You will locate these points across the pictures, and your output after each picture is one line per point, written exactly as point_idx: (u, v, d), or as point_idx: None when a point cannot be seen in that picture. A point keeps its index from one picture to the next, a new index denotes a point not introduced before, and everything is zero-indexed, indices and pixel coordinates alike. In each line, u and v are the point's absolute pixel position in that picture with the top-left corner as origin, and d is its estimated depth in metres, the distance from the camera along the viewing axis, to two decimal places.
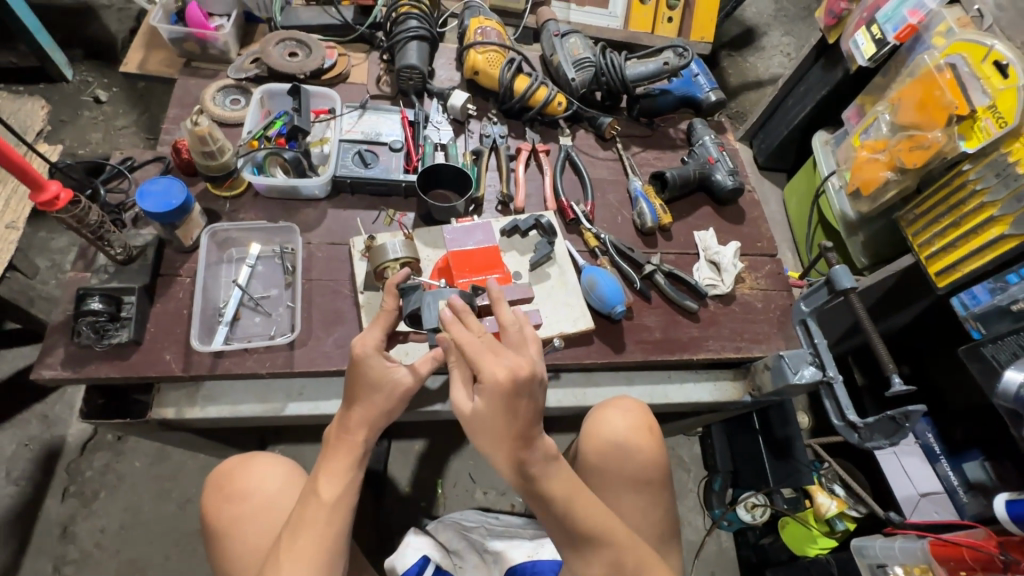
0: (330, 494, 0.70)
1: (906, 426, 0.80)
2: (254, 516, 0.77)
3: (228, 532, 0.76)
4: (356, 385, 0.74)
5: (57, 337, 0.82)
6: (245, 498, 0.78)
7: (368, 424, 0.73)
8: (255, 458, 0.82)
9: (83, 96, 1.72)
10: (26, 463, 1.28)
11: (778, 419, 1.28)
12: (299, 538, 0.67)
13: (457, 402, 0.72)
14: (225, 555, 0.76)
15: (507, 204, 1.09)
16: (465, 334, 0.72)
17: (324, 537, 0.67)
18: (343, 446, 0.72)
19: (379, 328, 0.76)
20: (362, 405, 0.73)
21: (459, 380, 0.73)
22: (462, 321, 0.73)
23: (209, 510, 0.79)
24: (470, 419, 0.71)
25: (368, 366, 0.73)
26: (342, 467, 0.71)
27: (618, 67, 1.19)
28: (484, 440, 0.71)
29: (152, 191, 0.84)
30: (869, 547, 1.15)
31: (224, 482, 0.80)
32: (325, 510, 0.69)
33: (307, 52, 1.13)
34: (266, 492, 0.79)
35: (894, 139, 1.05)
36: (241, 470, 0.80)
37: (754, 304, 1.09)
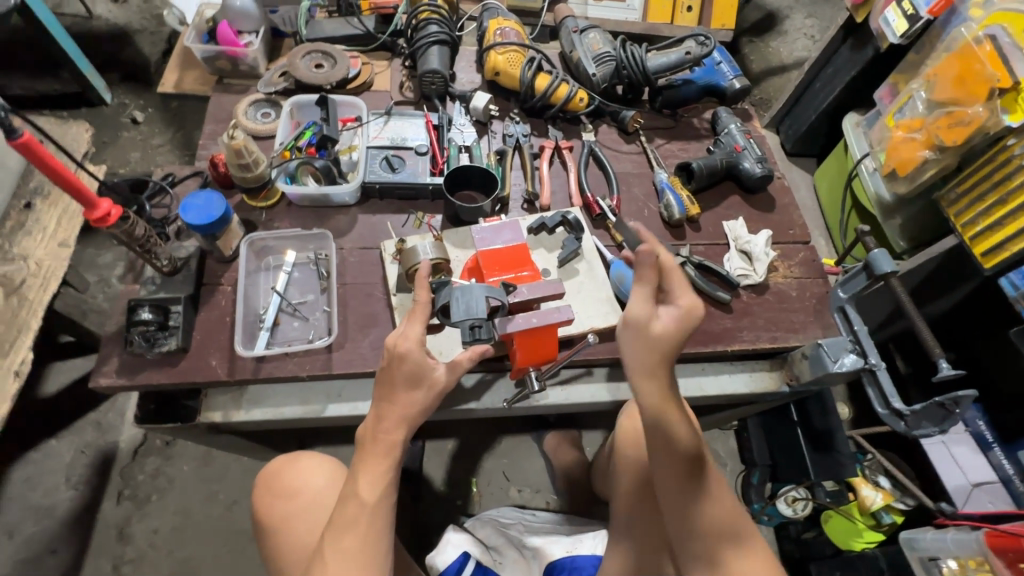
0: (370, 495, 0.71)
1: (957, 413, 0.77)
2: (303, 513, 0.79)
3: (279, 529, 0.79)
4: (396, 383, 0.75)
5: (111, 346, 0.86)
6: (294, 495, 0.80)
7: (406, 423, 0.75)
8: (301, 458, 0.85)
9: (122, 118, 1.80)
10: (84, 468, 1.34)
11: (817, 410, 1.30)
12: (341, 538, 0.69)
13: (650, 398, 0.75)
14: (275, 550, 0.79)
15: (533, 202, 1.11)
16: (653, 311, 0.76)
17: (365, 536, 0.70)
18: (378, 444, 0.74)
19: (418, 323, 0.76)
20: (397, 402, 0.75)
21: (636, 350, 0.76)
22: (652, 290, 0.75)
23: (260, 506, 0.82)
24: (647, 394, 0.76)
25: (409, 363, 0.74)
26: (380, 469, 0.73)
27: (640, 60, 1.18)
28: (675, 427, 0.75)
29: (193, 204, 0.87)
30: (920, 540, 1.11)
31: (272, 481, 0.83)
32: (365, 511, 0.70)
33: (332, 63, 1.16)
34: (313, 489, 0.81)
35: (931, 117, 1.01)
36: (289, 468, 0.83)
37: (788, 293, 1.08)
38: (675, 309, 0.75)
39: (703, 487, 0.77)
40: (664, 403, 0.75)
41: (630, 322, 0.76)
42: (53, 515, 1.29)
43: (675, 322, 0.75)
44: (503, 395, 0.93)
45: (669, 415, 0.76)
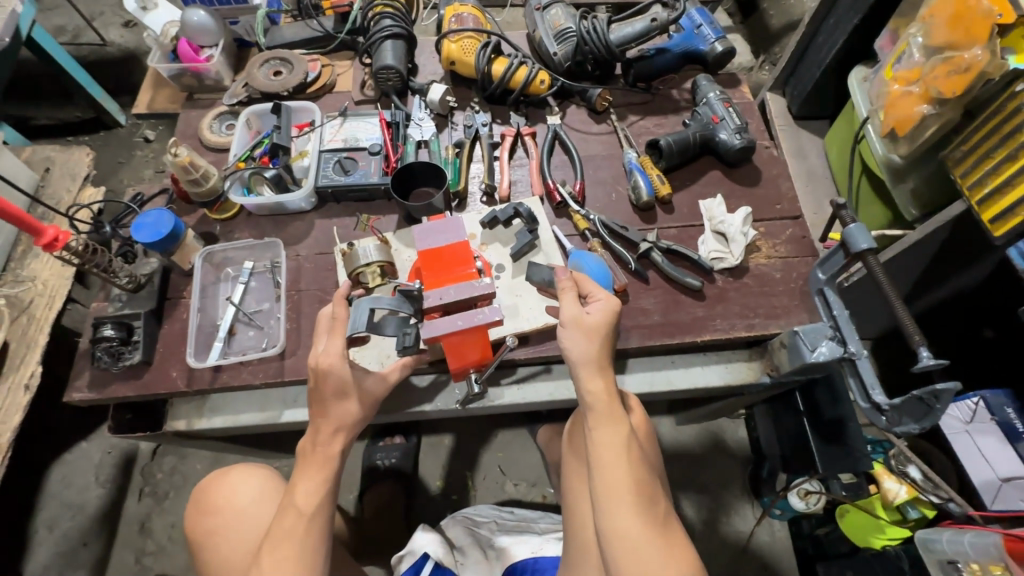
0: (308, 504, 0.73)
1: (938, 409, 0.67)
2: (227, 527, 0.84)
3: (208, 543, 0.85)
4: (330, 395, 0.76)
5: (83, 362, 0.91)
6: (217, 511, 0.86)
7: (343, 432, 0.77)
8: (231, 473, 0.90)
9: (136, 138, 1.90)
10: (110, 468, 1.45)
11: (827, 398, 1.19)
12: (276, 547, 0.71)
13: (592, 389, 0.75)
14: (206, 562, 0.85)
15: (492, 195, 1.07)
16: (585, 308, 0.79)
17: (301, 545, 0.71)
18: (314, 457, 0.75)
19: (338, 339, 0.77)
20: (331, 414, 0.76)
21: (582, 344, 0.77)
22: (576, 293, 0.81)
23: (191, 523, 0.88)
24: (597, 399, 0.75)
25: (334, 374, 0.75)
26: (317, 480, 0.74)
27: (601, 33, 1.10)
28: (608, 419, 0.74)
29: (145, 223, 0.90)
30: (937, 542, 1.00)
31: (203, 499, 0.88)
32: (302, 520, 0.72)
33: (290, 69, 1.16)
34: (237, 505, 0.85)
35: (927, 66, 0.88)
36: (218, 484, 0.89)
37: (771, 275, 0.99)
38: (600, 302, 0.80)
39: (635, 486, 0.72)
40: (603, 395, 0.75)
41: (568, 319, 0.78)
42: (85, 510, 1.41)
43: (608, 317, 0.79)
44: (456, 396, 0.91)
45: (617, 423, 0.75)
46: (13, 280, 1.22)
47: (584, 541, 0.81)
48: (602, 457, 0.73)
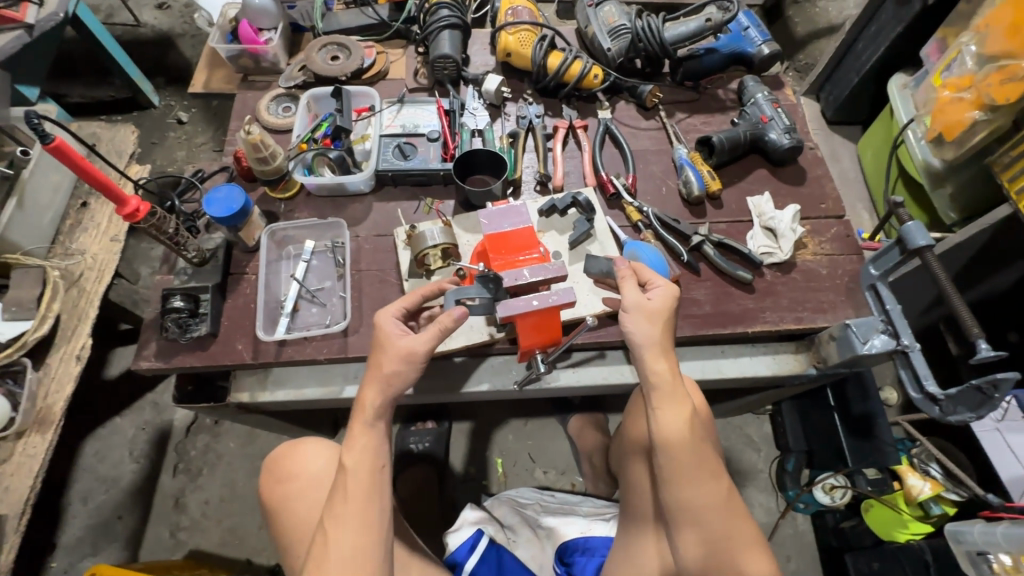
0: (354, 462, 0.72)
1: (996, 398, 0.71)
2: (303, 493, 0.86)
3: (283, 508, 0.87)
4: (379, 351, 0.77)
5: (150, 332, 0.93)
6: (293, 478, 0.87)
7: (381, 389, 0.75)
8: (303, 443, 0.91)
9: (168, 119, 1.91)
10: (144, 444, 1.46)
11: (856, 394, 1.20)
12: (338, 504, 0.70)
13: (658, 373, 0.75)
14: (283, 530, 0.86)
15: (546, 183, 1.09)
16: (646, 294, 0.80)
17: (358, 501, 0.70)
18: (358, 413, 0.74)
19: (403, 304, 0.82)
20: (372, 369, 0.76)
21: (645, 327, 0.77)
22: (637, 281, 0.82)
23: (266, 489, 0.89)
24: (662, 382, 0.75)
25: (385, 329, 0.78)
26: (362, 435, 0.73)
27: (656, 31, 1.14)
28: (673, 400, 0.75)
29: (216, 198, 0.92)
30: (967, 533, 1.06)
31: (275, 467, 0.90)
32: (353, 475, 0.71)
33: (347, 55, 1.18)
34: (312, 471, 0.87)
35: (980, 74, 0.93)
36: (291, 453, 0.90)
37: (817, 271, 1.02)
38: (659, 288, 0.81)
39: (700, 464, 0.74)
40: (667, 379, 0.75)
41: (630, 305, 0.78)
42: (119, 484, 1.42)
43: (667, 302, 0.79)
44: (513, 377, 0.94)
45: (682, 404, 0.75)
46: (62, 253, 1.23)
47: (641, 509, 0.85)
48: (667, 437, 0.74)
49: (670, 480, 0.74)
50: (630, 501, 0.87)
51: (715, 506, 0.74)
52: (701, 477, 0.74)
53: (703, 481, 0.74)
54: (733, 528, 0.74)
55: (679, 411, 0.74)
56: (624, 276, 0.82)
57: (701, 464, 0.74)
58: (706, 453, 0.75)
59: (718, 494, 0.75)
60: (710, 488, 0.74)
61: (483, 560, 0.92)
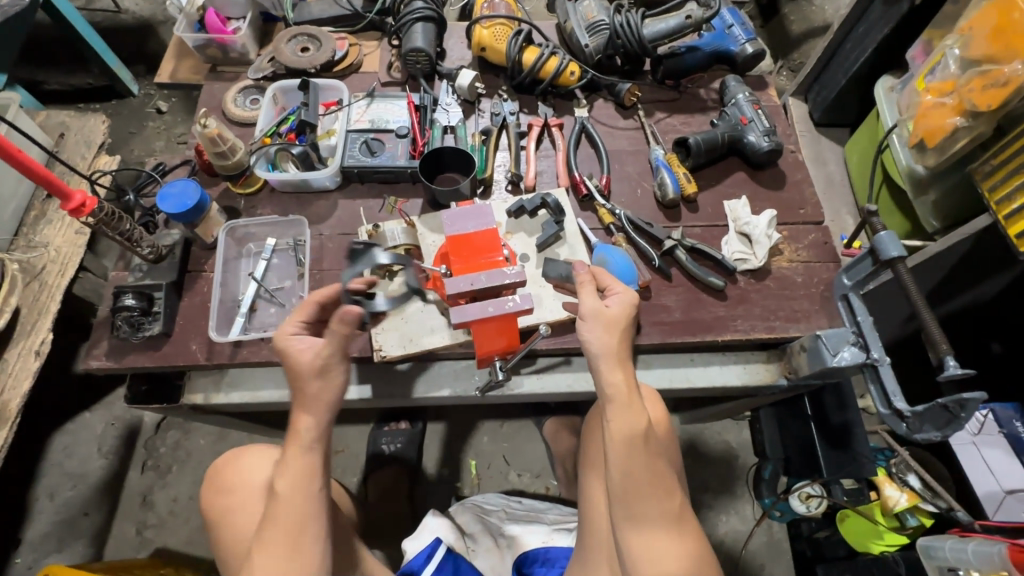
0: (285, 488, 0.69)
1: (962, 417, 0.69)
2: (242, 507, 0.83)
3: (227, 519, 0.84)
4: (293, 372, 0.73)
5: (102, 330, 0.91)
6: (233, 490, 0.85)
7: (313, 410, 0.72)
8: (245, 452, 0.89)
9: (148, 109, 1.87)
10: (113, 440, 1.44)
11: (833, 403, 1.19)
12: (267, 530, 0.68)
13: (614, 383, 0.73)
14: (222, 540, 0.84)
15: (518, 184, 1.06)
16: (605, 301, 0.77)
17: (289, 528, 0.68)
18: (292, 437, 0.72)
19: (297, 319, 0.76)
20: (299, 391, 0.73)
21: (602, 336, 0.75)
22: (595, 288, 0.79)
23: (208, 502, 0.87)
24: (618, 393, 0.72)
25: (288, 353, 0.73)
26: (295, 459, 0.70)
27: (635, 28, 1.10)
28: (627, 413, 0.72)
29: (171, 193, 0.89)
30: (938, 549, 1.04)
31: (216, 477, 0.88)
32: (285, 501, 0.69)
33: (318, 46, 1.15)
34: (255, 483, 0.84)
35: (962, 78, 0.90)
36: (232, 464, 0.87)
37: (792, 278, 0.99)
38: (619, 295, 0.78)
39: (652, 477, 0.72)
40: (622, 390, 0.73)
41: (588, 312, 0.75)
42: (86, 480, 1.40)
43: (626, 310, 0.77)
44: (475, 383, 0.92)
45: (638, 417, 0.72)
46: (25, 246, 1.20)
47: (596, 517, 0.84)
48: (621, 450, 0.71)
49: (621, 493, 0.72)
50: (584, 505, 0.85)
51: (665, 520, 0.73)
52: (653, 491, 0.72)
53: (655, 495, 0.72)
54: (682, 541, 0.73)
55: (633, 424, 0.72)
56: (581, 279, 0.79)
57: (654, 478, 0.72)
58: (660, 467, 0.73)
59: (669, 507, 0.73)
60: (662, 502, 0.73)
61: (439, 569, 0.87)
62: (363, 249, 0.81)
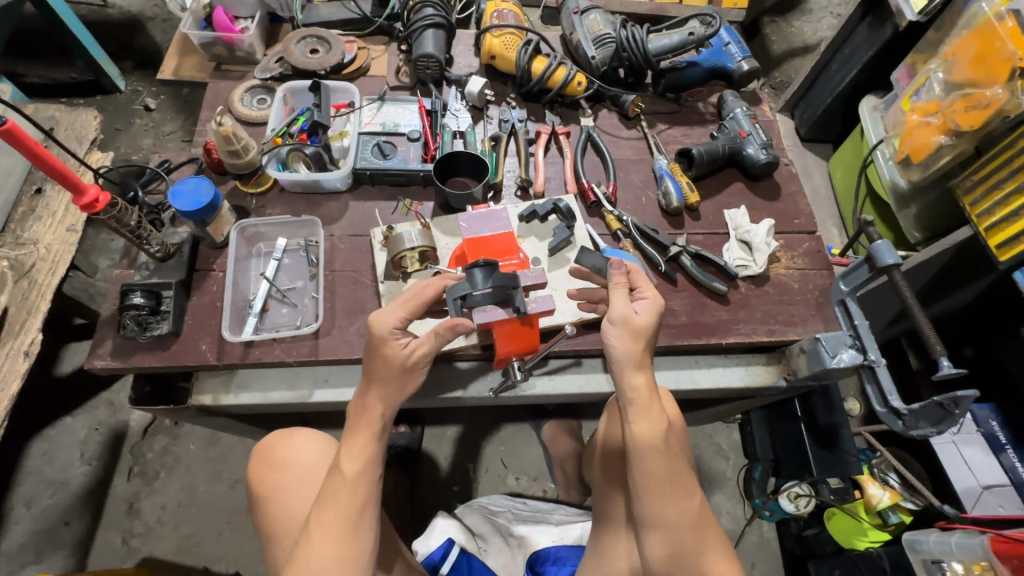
0: (352, 470, 0.73)
1: (956, 414, 0.74)
2: (292, 485, 0.85)
3: (272, 497, 0.86)
4: (372, 358, 0.77)
5: (106, 329, 0.89)
6: (285, 468, 0.87)
7: (384, 400, 0.76)
8: (297, 432, 0.91)
9: (135, 105, 1.82)
10: (96, 445, 1.39)
11: (822, 406, 1.24)
12: (326, 510, 0.71)
13: (635, 386, 0.76)
14: (268, 518, 0.85)
15: (527, 189, 1.08)
16: (633, 306, 0.79)
17: (348, 510, 0.71)
18: (363, 421, 0.76)
19: (403, 311, 0.77)
20: (379, 381, 0.76)
21: (627, 342, 0.77)
22: (627, 290, 0.81)
23: (255, 478, 0.88)
24: (639, 396, 0.76)
25: (386, 345, 0.75)
26: (362, 442, 0.75)
27: (641, 42, 1.15)
28: (647, 416, 0.75)
29: (184, 190, 0.88)
30: (923, 542, 1.10)
31: (268, 453, 0.89)
32: (347, 483, 0.73)
33: (327, 48, 1.15)
34: (306, 463, 0.87)
35: (947, 100, 0.97)
36: (285, 441, 0.90)
37: (789, 285, 1.04)
38: (647, 300, 0.80)
39: (670, 476, 0.75)
40: (642, 393, 0.76)
41: (617, 315, 0.78)
42: (68, 487, 1.35)
43: (653, 317, 0.79)
44: (489, 384, 0.93)
45: (658, 418, 0.75)
46: (13, 242, 1.16)
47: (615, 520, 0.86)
48: (641, 451, 0.75)
49: (643, 493, 0.75)
50: (601, 511, 0.87)
51: (685, 521, 0.75)
52: (672, 492, 0.75)
53: (674, 494, 0.75)
54: (702, 542, 0.75)
55: (651, 425, 0.75)
56: (614, 280, 0.80)
57: (673, 477, 0.75)
58: (677, 468, 0.76)
59: (688, 508, 0.75)
60: (682, 502, 0.75)
61: (454, 568, 0.92)
62: (483, 270, 0.79)
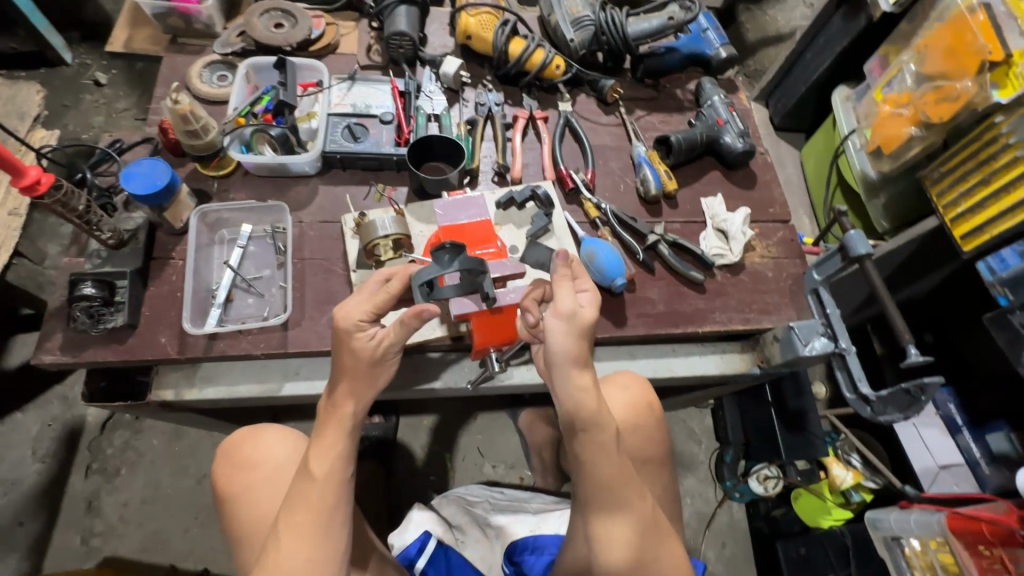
0: (321, 470, 0.71)
1: (922, 400, 0.76)
2: (262, 485, 0.82)
3: (240, 498, 0.82)
4: (340, 353, 0.73)
5: (55, 322, 0.83)
6: (254, 467, 0.83)
7: (355, 395, 0.73)
8: (264, 430, 0.87)
9: (84, 80, 1.70)
10: (50, 442, 1.32)
11: (792, 391, 1.27)
12: (296, 511, 0.69)
13: (579, 390, 0.74)
14: (237, 521, 0.82)
15: (504, 175, 1.06)
16: (577, 299, 0.77)
17: (318, 511, 0.69)
18: (334, 418, 0.73)
19: (368, 306, 0.73)
20: (349, 377, 0.73)
21: (567, 341, 0.74)
22: (570, 281, 0.78)
23: (220, 480, 0.84)
24: (585, 401, 0.74)
25: (352, 338, 0.72)
26: (334, 441, 0.72)
27: (619, 25, 1.13)
28: (591, 420, 0.74)
29: (137, 172, 0.82)
30: (883, 520, 1.14)
31: (233, 453, 0.86)
32: (317, 483, 0.70)
33: (293, 23, 1.08)
34: (274, 463, 0.84)
35: (918, 92, 1.00)
36: (251, 440, 0.86)
37: (764, 273, 1.05)
38: (588, 293, 0.78)
39: (619, 480, 0.75)
40: (586, 395, 0.74)
41: (562, 311, 0.74)
42: (20, 487, 1.28)
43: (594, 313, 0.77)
44: (467, 376, 0.91)
45: (604, 417, 0.74)
46: None
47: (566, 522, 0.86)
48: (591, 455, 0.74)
49: (594, 497, 0.75)
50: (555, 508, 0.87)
51: (637, 521, 0.75)
52: (621, 494, 0.75)
53: (624, 498, 0.75)
54: (654, 539, 0.76)
55: (598, 429, 0.74)
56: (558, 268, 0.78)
57: (622, 480, 0.75)
58: (624, 469, 0.76)
59: (640, 509, 0.76)
60: (633, 504, 0.76)
61: (431, 562, 0.93)
62: (450, 252, 0.75)
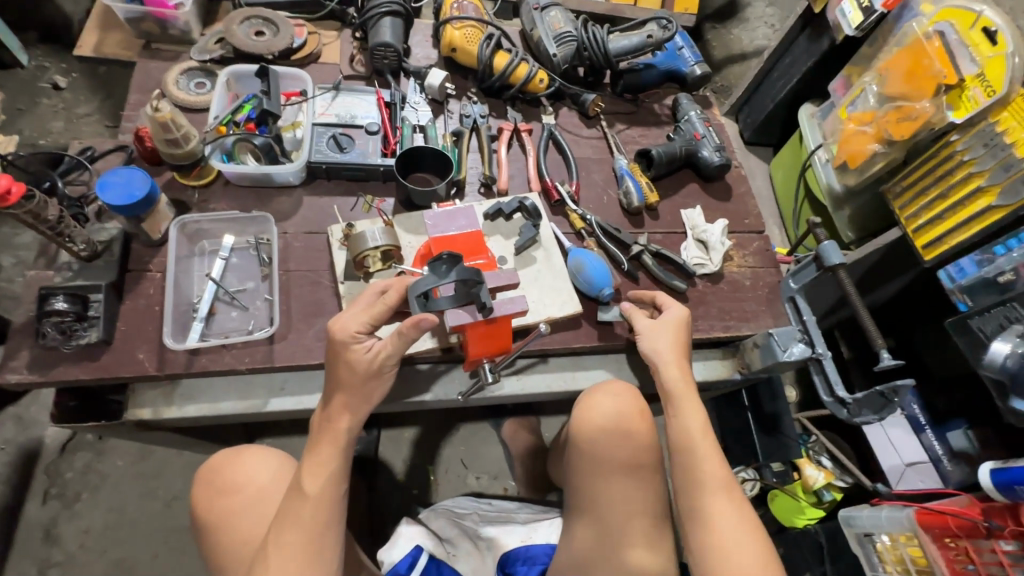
0: (313, 488, 0.69)
1: (894, 401, 0.82)
2: (246, 508, 0.79)
3: (221, 524, 0.79)
4: (335, 366, 0.72)
5: (21, 338, 0.78)
6: (236, 491, 0.80)
7: (350, 409, 0.72)
8: (245, 452, 0.85)
9: (41, 83, 1.62)
10: (3, 467, 1.23)
11: (766, 395, 1.36)
12: (286, 532, 0.67)
13: (671, 381, 0.84)
14: (218, 547, 0.79)
15: (490, 186, 1.07)
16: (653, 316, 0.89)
17: (310, 530, 0.67)
18: (328, 434, 0.72)
19: (365, 316, 0.72)
20: (345, 390, 0.72)
21: (657, 342, 0.86)
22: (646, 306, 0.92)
23: (199, 507, 0.81)
24: (675, 388, 0.84)
25: (349, 350, 0.71)
26: (326, 458, 0.71)
27: (601, 41, 1.16)
28: (688, 405, 0.83)
29: (113, 181, 0.79)
30: (857, 518, 1.18)
31: (213, 477, 0.82)
32: (309, 502, 0.68)
33: (274, 31, 1.07)
34: (258, 484, 0.81)
35: (881, 111, 1.06)
36: (231, 463, 0.83)
37: (742, 282, 1.09)
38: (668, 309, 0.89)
39: (694, 458, 0.81)
40: (684, 386, 0.84)
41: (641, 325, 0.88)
42: None
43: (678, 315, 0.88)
44: (457, 388, 0.91)
45: (690, 402, 0.83)
46: None
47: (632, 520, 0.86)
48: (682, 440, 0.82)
49: (687, 480, 0.81)
50: (596, 510, 0.87)
51: (710, 491, 0.79)
52: (700, 469, 0.80)
53: (703, 471, 0.80)
54: (729, 509, 0.78)
55: (682, 412, 0.83)
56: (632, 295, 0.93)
57: (697, 456, 0.81)
58: (696, 446, 0.82)
59: (703, 482, 0.80)
60: (705, 476, 0.80)
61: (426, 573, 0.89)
62: (447, 262, 0.77)
